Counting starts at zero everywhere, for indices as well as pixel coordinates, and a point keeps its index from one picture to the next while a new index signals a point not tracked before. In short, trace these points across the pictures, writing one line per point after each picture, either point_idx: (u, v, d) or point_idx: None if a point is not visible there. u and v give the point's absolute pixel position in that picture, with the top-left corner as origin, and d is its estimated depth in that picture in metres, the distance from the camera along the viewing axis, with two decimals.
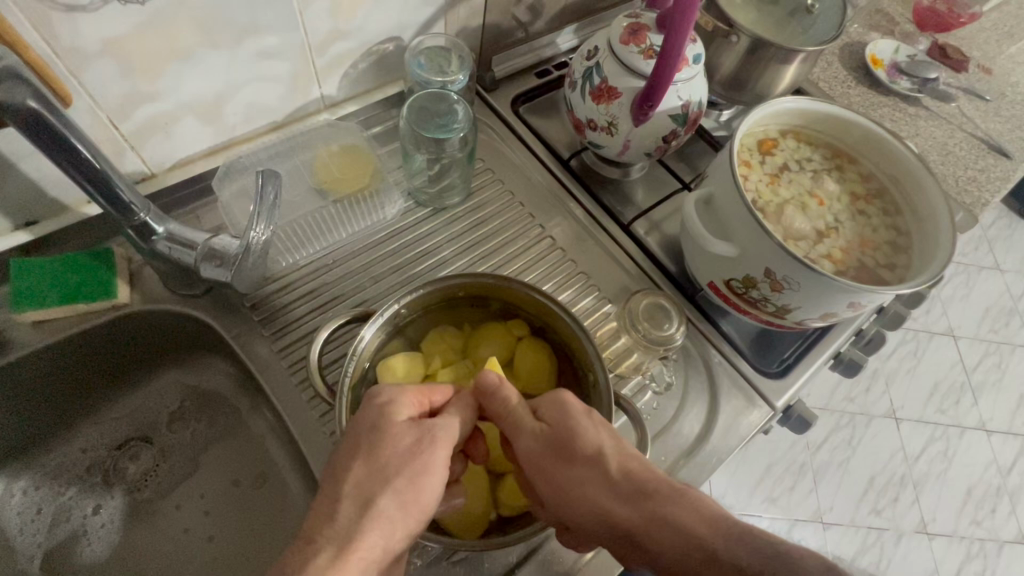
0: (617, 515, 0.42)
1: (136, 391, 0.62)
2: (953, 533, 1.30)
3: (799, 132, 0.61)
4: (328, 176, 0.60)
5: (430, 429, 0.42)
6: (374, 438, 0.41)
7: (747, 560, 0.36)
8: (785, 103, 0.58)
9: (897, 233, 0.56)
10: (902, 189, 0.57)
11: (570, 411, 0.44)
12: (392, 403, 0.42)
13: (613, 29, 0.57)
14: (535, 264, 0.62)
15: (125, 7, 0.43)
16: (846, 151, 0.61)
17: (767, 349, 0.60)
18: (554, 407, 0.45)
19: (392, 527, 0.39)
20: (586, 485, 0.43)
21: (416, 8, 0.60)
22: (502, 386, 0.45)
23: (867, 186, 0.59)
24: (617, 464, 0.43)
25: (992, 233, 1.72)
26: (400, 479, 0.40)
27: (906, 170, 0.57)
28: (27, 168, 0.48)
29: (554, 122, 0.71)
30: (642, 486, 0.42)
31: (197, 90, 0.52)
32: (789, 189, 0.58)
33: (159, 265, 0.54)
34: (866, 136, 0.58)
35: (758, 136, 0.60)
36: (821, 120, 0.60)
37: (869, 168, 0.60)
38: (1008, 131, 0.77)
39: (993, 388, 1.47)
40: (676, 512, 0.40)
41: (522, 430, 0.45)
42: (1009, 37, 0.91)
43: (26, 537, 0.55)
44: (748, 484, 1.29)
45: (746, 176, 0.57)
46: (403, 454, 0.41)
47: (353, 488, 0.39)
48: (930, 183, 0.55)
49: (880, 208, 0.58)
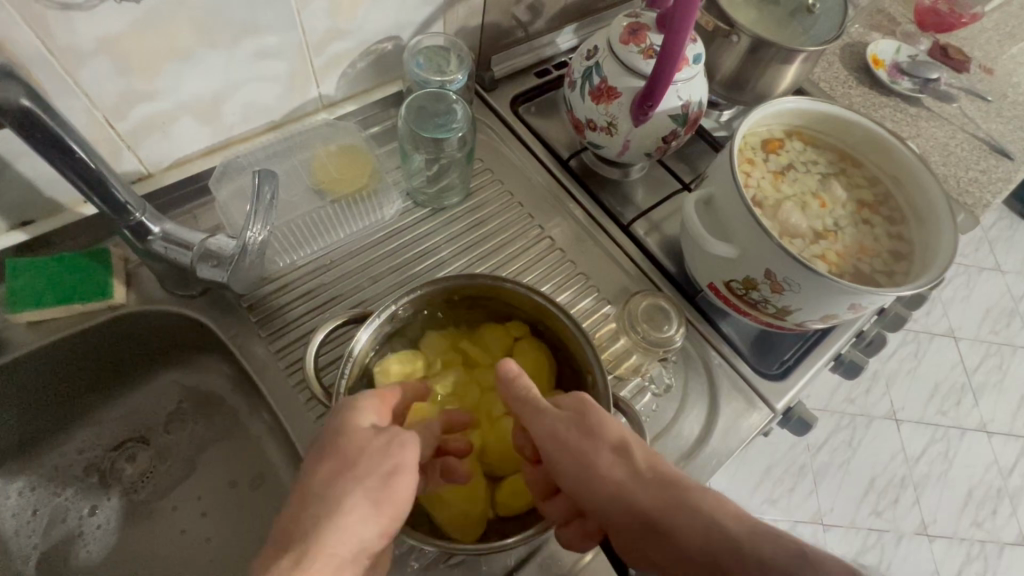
0: (639, 502, 0.41)
1: (133, 391, 0.61)
2: (954, 535, 1.29)
3: (805, 133, 0.61)
4: (326, 176, 0.59)
5: (399, 432, 0.42)
6: (342, 440, 0.41)
7: (773, 552, 0.35)
8: (789, 103, 0.58)
9: (902, 241, 0.56)
10: (907, 195, 0.57)
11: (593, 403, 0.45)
12: (353, 409, 0.42)
13: (612, 29, 0.56)
14: (534, 265, 0.62)
15: (120, 6, 0.43)
16: (852, 155, 0.60)
17: (767, 350, 0.60)
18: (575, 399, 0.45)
19: (365, 524, 0.38)
20: (607, 473, 0.42)
21: (414, 8, 0.60)
22: (522, 375, 0.46)
23: (874, 191, 0.58)
24: (642, 456, 0.43)
25: (993, 233, 1.71)
26: (370, 479, 0.39)
27: (911, 176, 0.56)
28: (23, 167, 0.48)
29: (554, 122, 0.71)
30: (665, 478, 0.41)
31: (194, 90, 0.52)
32: (792, 189, 0.58)
33: (156, 266, 0.53)
34: (870, 138, 0.58)
35: (763, 135, 0.59)
36: (827, 122, 0.59)
37: (875, 173, 0.59)
38: (1009, 132, 0.77)
39: (994, 390, 1.47)
40: (702, 502, 0.39)
41: (542, 415, 0.44)
42: (1010, 37, 0.90)
43: (21, 539, 0.55)
44: (747, 486, 1.29)
45: (748, 174, 0.57)
46: (375, 453, 0.41)
47: (323, 488, 0.39)
48: (932, 186, 0.54)
49: (884, 215, 0.57)
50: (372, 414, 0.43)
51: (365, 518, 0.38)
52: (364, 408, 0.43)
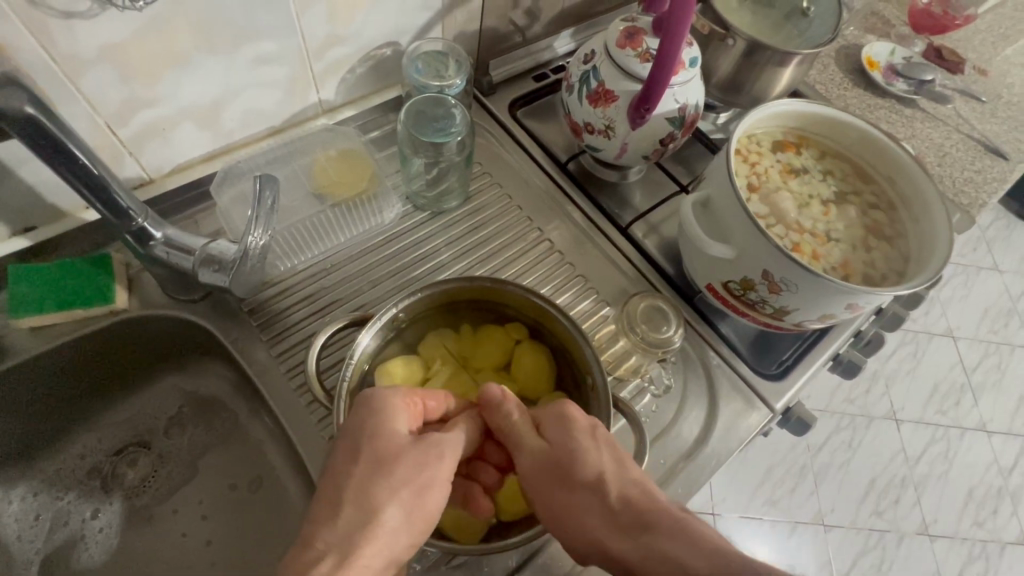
0: (611, 546, 0.42)
1: (134, 396, 0.61)
2: (955, 535, 1.29)
3: (825, 147, 0.61)
4: (326, 180, 0.60)
5: (435, 443, 0.44)
6: (374, 444, 0.42)
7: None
8: (806, 106, 0.58)
9: (898, 276, 0.54)
10: (916, 220, 0.56)
11: (571, 430, 0.44)
12: (391, 414, 0.43)
13: (609, 33, 0.57)
14: (533, 267, 0.62)
15: (122, 14, 0.43)
16: (870, 175, 0.59)
17: (764, 351, 0.60)
18: (557, 424, 0.45)
19: (397, 535, 0.40)
20: (583, 511, 0.43)
21: (414, 12, 0.60)
22: (507, 399, 0.46)
23: (888, 214, 0.57)
24: (617, 491, 0.43)
25: (991, 233, 1.72)
26: (407, 489, 0.41)
27: (925, 206, 0.55)
28: (25, 173, 0.49)
29: (552, 125, 0.72)
30: (641, 516, 0.42)
31: (196, 96, 0.52)
32: (798, 191, 0.58)
33: (157, 271, 0.54)
34: (888, 158, 0.58)
35: (779, 136, 0.60)
36: (849, 136, 0.59)
37: (891, 196, 0.58)
38: (1004, 132, 0.77)
39: (993, 389, 1.47)
40: (671, 547, 0.39)
41: (525, 443, 0.46)
42: (1004, 39, 0.91)
43: (24, 544, 0.55)
44: (748, 486, 1.29)
45: (753, 161, 0.58)
46: (411, 463, 0.42)
47: (357, 493, 0.40)
48: (935, 202, 0.54)
49: (888, 238, 0.56)
50: (403, 418, 0.43)
51: (396, 530, 0.40)
52: (399, 413, 0.43)
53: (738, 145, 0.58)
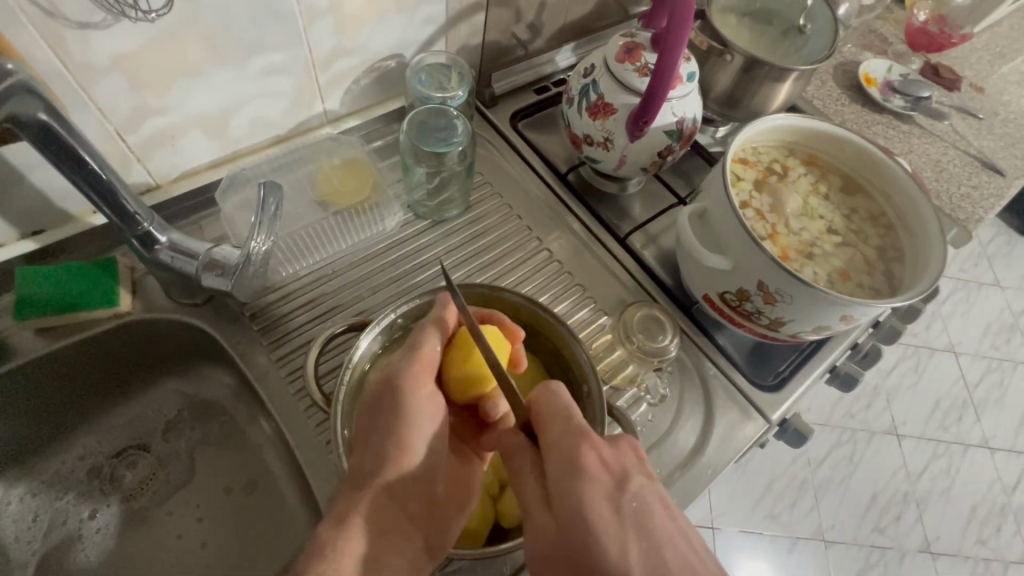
0: None
1: (133, 401, 0.62)
2: (958, 553, 1.28)
3: (837, 172, 0.62)
4: (330, 188, 0.61)
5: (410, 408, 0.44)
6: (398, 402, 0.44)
7: None
8: (818, 124, 0.59)
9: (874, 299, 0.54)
10: (914, 248, 0.55)
11: (579, 501, 0.36)
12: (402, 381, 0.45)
13: (609, 47, 0.58)
14: (532, 275, 0.63)
15: (135, 25, 0.44)
16: (892, 222, 0.58)
17: (761, 362, 0.61)
18: (569, 495, 0.37)
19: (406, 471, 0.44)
20: None
21: (419, 25, 0.62)
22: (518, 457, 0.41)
23: (889, 245, 0.57)
24: None
25: (992, 249, 1.72)
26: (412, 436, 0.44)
27: (926, 239, 0.54)
28: (35, 178, 0.50)
29: (552, 138, 0.73)
30: None
31: (204, 105, 0.54)
32: (812, 207, 0.60)
33: (162, 275, 0.54)
34: (900, 189, 0.57)
35: (789, 153, 0.62)
36: (861, 164, 0.60)
37: (897, 229, 0.58)
38: (1001, 148, 0.78)
39: (995, 406, 1.47)
40: None
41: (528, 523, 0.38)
42: (1000, 57, 0.92)
43: (21, 545, 0.56)
44: (748, 500, 1.28)
45: (760, 164, 0.60)
46: (397, 441, 0.43)
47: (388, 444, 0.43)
48: (934, 236, 0.53)
49: (879, 263, 0.56)
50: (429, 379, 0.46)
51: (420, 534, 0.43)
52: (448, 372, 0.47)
53: (745, 147, 0.60)
